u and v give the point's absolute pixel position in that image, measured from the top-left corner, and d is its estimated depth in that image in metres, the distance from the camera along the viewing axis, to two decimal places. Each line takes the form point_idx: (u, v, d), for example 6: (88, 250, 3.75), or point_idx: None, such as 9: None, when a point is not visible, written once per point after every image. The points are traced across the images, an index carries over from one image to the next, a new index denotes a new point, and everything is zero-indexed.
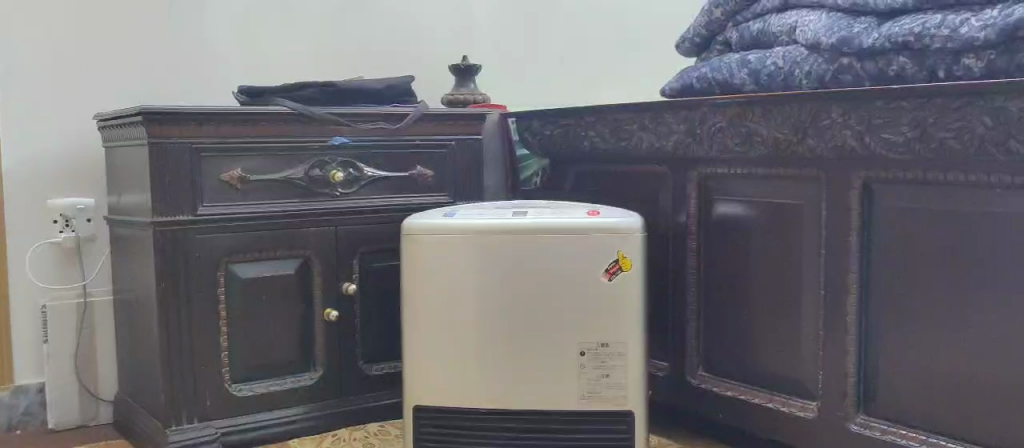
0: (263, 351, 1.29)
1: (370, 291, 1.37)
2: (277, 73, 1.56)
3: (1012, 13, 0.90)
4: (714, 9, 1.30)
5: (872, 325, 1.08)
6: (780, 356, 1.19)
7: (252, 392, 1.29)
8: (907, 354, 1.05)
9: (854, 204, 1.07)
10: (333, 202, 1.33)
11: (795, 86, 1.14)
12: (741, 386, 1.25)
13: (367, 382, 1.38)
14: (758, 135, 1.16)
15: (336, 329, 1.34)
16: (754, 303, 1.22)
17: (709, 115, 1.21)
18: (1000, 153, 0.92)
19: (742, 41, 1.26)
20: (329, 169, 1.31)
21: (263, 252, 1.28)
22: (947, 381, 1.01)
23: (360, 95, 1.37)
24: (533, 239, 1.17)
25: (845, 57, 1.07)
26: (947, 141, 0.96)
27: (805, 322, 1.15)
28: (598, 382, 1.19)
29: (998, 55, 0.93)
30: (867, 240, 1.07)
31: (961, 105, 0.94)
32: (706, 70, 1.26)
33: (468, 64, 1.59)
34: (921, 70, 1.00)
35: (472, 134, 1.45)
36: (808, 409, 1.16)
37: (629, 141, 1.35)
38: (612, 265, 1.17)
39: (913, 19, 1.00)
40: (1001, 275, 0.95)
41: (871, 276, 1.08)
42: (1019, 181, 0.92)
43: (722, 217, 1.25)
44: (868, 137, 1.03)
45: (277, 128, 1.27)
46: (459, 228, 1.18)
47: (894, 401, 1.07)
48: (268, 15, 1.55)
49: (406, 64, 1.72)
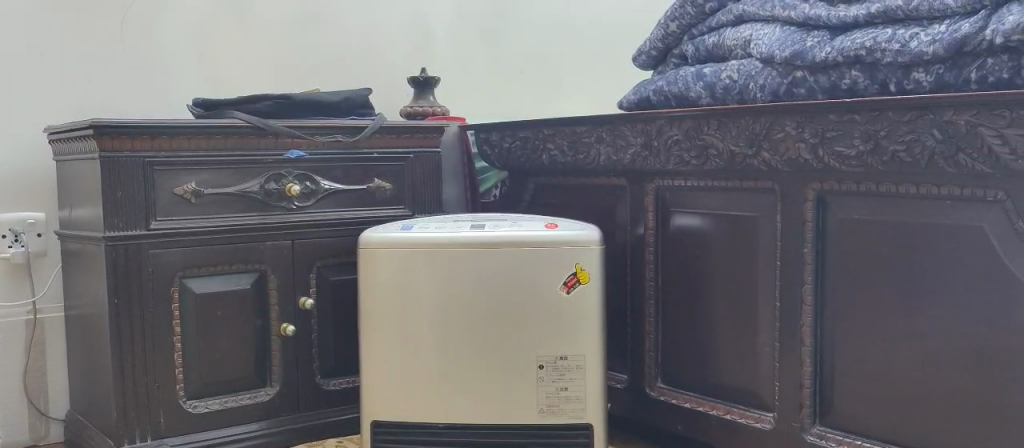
0: (218, 368, 1.27)
1: (327, 305, 1.36)
2: (231, 86, 1.55)
3: (959, 28, 0.92)
4: (668, 23, 1.31)
5: (827, 337, 1.09)
6: (737, 367, 1.19)
7: (207, 408, 1.27)
8: (859, 365, 1.06)
9: (807, 216, 1.08)
10: (289, 216, 1.31)
11: (750, 99, 1.15)
12: (699, 397, 1.25)
13: (324, 397, 1.37)
14: (713, 149, 1.16)
15: (292, 344, 1.33)
16: (710, 314, 1.22)
17: (665, 128, 1.21)
18: (949, 166, 0.94)
19: (697, 54, 1.27)
20: (284, 183, 1.30)
21: (218, 267, 1.26)
22: (897, 391, 1.02)
23: (316, 108, 1.36)
24: (490, 251, 1.16)
25: (798, 70, 1.08)
26: (898, 154, 0.97)
27: (760, 334, 1.16)
28: (556, 395, 1.18)
29: (946, 69, 0.95)
30: (821, 251, 1.08)
31: (911, 117, 0.95)
32: (661, 83, 1.27)
33: (427, 77, 1.59)
34: (872, 82, 1.01)
35: (429, 147, 1.45)
36: (765, 420, 1.17)
37: (586, 155, 1.35)
38: (570, 278, 1.17)
39: (864, 33, 1.01)
40: (949, 286, 0.96)
41: (825, 288, 1.08)
42: (968, 193, 0.94)
43: (678, 229, 1.25)
44: (822, 150, 1.04)
45: (231, 141, 1.25)
46: (418, 242, 1.17)
47: (848, 412, 1.08)
48: (222, 26, 1.53)
49: (361, 78, 1.71)
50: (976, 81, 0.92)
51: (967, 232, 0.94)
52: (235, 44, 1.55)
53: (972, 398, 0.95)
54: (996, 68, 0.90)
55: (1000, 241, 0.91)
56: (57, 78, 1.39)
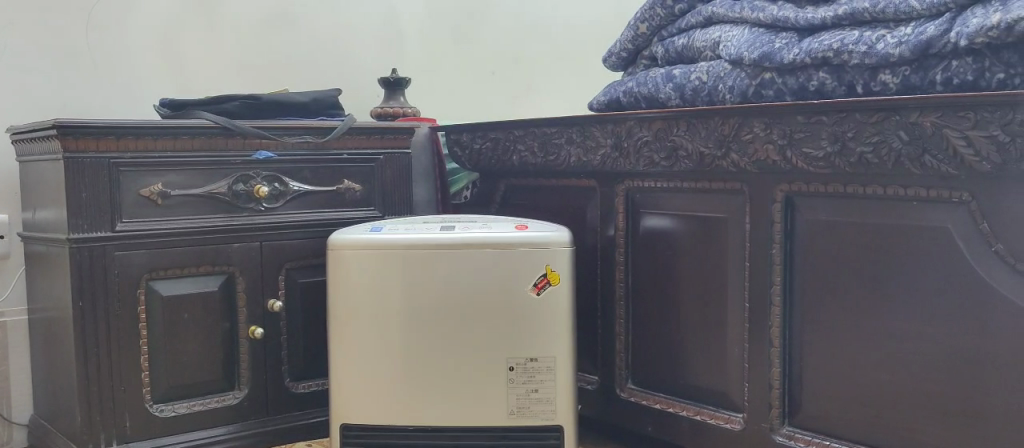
0: (184, 371, 1.26)
1: (296, 307, 1.35)
2: (199, 86, 1.53)
3: (925, 31, 0.93)
4: (638, 25, 1.31)
5: (795, 338, 1.09)
6: (707, 368, 1.20)
7: (175, 412, 1.25)
8: (827, 366, 1.06)
9: (776, 218, 1.09)
10: (257, 217, 1.30)
11: (719, 100, 1.15)
12: (668, 398, 1.26)
13: (293, 400, 1.36)
14: (682, 150, 1.16)
15: (261, 347, 1.32)
16: (680, 316, 1.22)
17: (635, 129, 1.22)
18: (915, 168, 0.94)
19: (666, 55, 1.27)
20: (252, 184, 1.29)
21: (185, 269, 1.25)
22: (865, 392, 1.03)
23: (285, 109, 1.35)
24: (461, 253, 1.16)
25: (767, 72, 1.09)
26: (865, 156, 0.98)
27: (729, 336, 1.16)
28: (526, 397, 1.18)
29: (912, 72, 0.95)
30: (790, 253, 1.09)
31: (878, 119, 0.95)
32: (631, 84, 1.28)
33: (397, 77, 1.58)
34: (840, 84, 1.02)
35: (400, 148, 1.44)
36: (735, 421, 1.17)
37: (556, 156, 1.35)
38: (541, 279, 1.17)
39: (832, 35, 1.01)
40: (915, 287, 0.96)
41: (793, 290, 1.09)
42: (934, 194, 0.94)
43: (648, 230, 1.26)
44: (789, 151, 1.05)
45: (199, 142, 1.24)
46: (388, 244, 1.16)
47: (816, 413, 1.08)
48: (189, 25, 1.52)
49: (331, 79, 1.70)
50: (941, 83, 0.93)
51: (932, 233, 0.95)
52: (204, 44, 1.54)
53: (938, 398, 0.96)
54: (961, 70, 0.91)
55: (966, 242, 0.92)
56: (22, 78, 1.37)
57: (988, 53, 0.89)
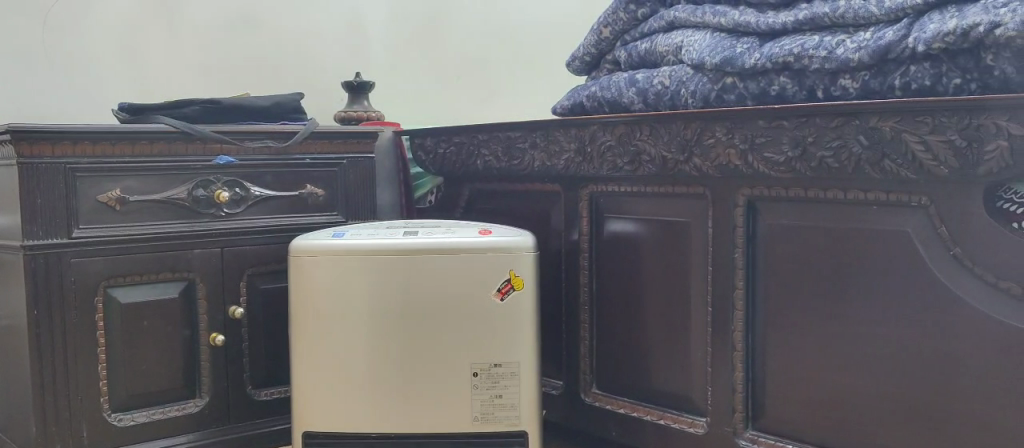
0: (143, 379, 1.24)
1: (257, 314, 1.34)
2: (160, 88, 1.54)
3: (883, 36, 0.93)
4: (602, 29, 1.31)
5: (758, 341, 1.09)
6: (671, 373, 1.20)
7: (133, 421, 1.23)
8: (789, 369, 1.06)
9: (738, 222, 1.09)
10: (218, 223, 1.29)
11: (681, 105, 1.15)
12: (633, 403, 1.26)
13: (256, 408, 1.35)
14: (645, 155, 1.16)
15: (222, 354, 1.31)
16: (644, 320, 1.22)
17: (599, 134, 1.22)
18: (875, 172, 0.95)
19: (629, 59, 1.27)
20: (213, 189, 1.27)
21: (144, 276, 1.23)
22: (827, 395, 1.03)
23: (245, 113, 1.33)
24: (424, 258, 1.15)
25: (728, 76, 1.09)
26: (826, 160, 0.98)
27: (693, 340, 1.16)
28: (491, 403, 1.18)
29: (871, 76, 0.96)
30: (752, 256, 1.09)
31: (838, 124, 0.96)
32: (595, 89, 1.28)
33: (361, 81, 1.57)
34: (801, 89, 1.02)
35: (363, 152, 1.43)
36: (699, 425, 1.17)
37: (520, 161, 1.34)
38: (505, 284, 1.16)
39: (792, 40, 1.02)
40: (875, 291, 0.97)
41: (755, 294, 1.09)
42: (893, 198, 0.95)
43: (612, 234, 1.25)
44: (751, 155, 1.05)
45: (157, 147, 1.22)
46: (350, 249, 1.15)
47: (779, 417, 1.09)
48: (149, 26, 1.52)
49: (291, 80, 1.72)
50: (900, 88, 0.94)
51: (891, 236, 0.95)
52: (163, 46, 1.54)
53: (898, 401, 0.96)
54: (919, 75, 0.92)
55: (924, 246, 0.93)
56: None
57: (945, 58, 0.90)
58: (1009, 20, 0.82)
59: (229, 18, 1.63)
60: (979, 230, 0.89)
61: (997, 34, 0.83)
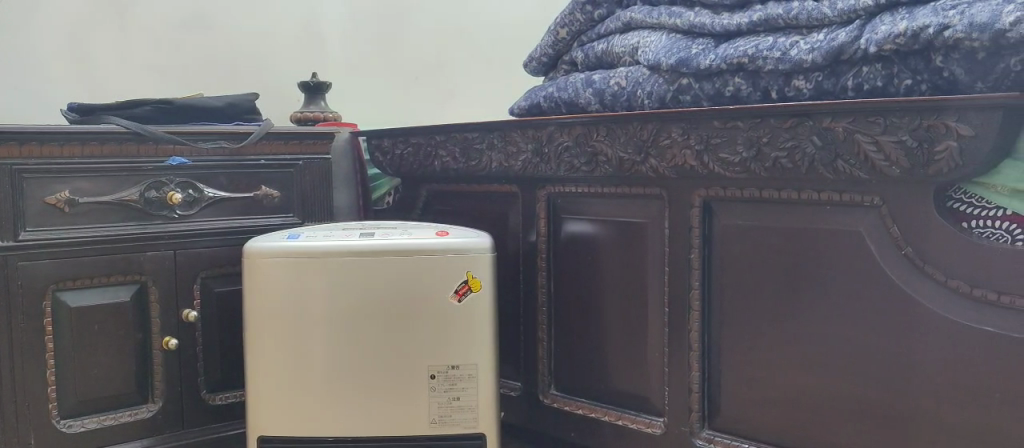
0: (94, 385, 1.21)
1: (211, 317, 1.32)
2: (112, 87, 1.55)
3: (836, 37, 0.94)
4: (558, 30, 1.31)
5: (714, 341, 1.10)
6: (628, 374, 1.20)
7: (84, 427, 1.21)
8: (745, 369, 1.07)
9: (693, 223, 1.09)
10: (170, 225, 1.27)
11: (638, 106, 1.15)
12: (591, 404, 1.26)
13: (211, 412, 1.33)
14: (602, 155, 1.17)
15: (175, 358, 1.29)
16: (602, 322, 1.22)
17: (555, 135, 1.21)
18: (828, 172, 0.95)
19: (586, 60, 1.27)
20: (166, 190, 1.25)
21: (94, 279, 1.21)
22: (781, 395, 1.03)
23: (198, 113, 1.32)
24: (381, 260, 1.14)
25: (683, 77, 1.09)
26: (780, 161, 0.99)
27: (650, 341, 1.16)
28: (448, 406, 1.17)
29: (825, 77, 0.96)
30: (707, 257, 1.09)
31: (791, 125, 0.97)
32: (552, 89, 1.28)
33: (317, 82, 1.56)
34: (755, 90, 1.03)
35: (319, 154, 1.42)
36: (655, 426, 1.17)
37: (477, 162, 1.34)
38: (462, 286, 1.16)
39: (746, 41, 1.02)
40: (829, 290, 0.97)
41: (711, 295, 1.09)
42: (846, 199, 0.95)
43: (570, 235, 1.25)
44: (706, 156, 1.05)
45: (108, 148, 1.20)
46: (306, 250, 1.14)
47: (735, 416, 1.09)
48: (100, 26, 1.53)
49: (247, 81, 1.72)
50: (853, 89, 0.94)
51: (844, 236, 0.96)
52: (115, 46, 1.55)
53: (851, 401, 0.97)
54: (871, 77, 0.93)
55: (876, 247, 0.94)
56: None
57: (896, 60, 0.91)
58: (957, 21, 0.83)
59: (182, 18, 1.63)
60: (928, 231, 0.89)
61: (946, 36, 0.84)
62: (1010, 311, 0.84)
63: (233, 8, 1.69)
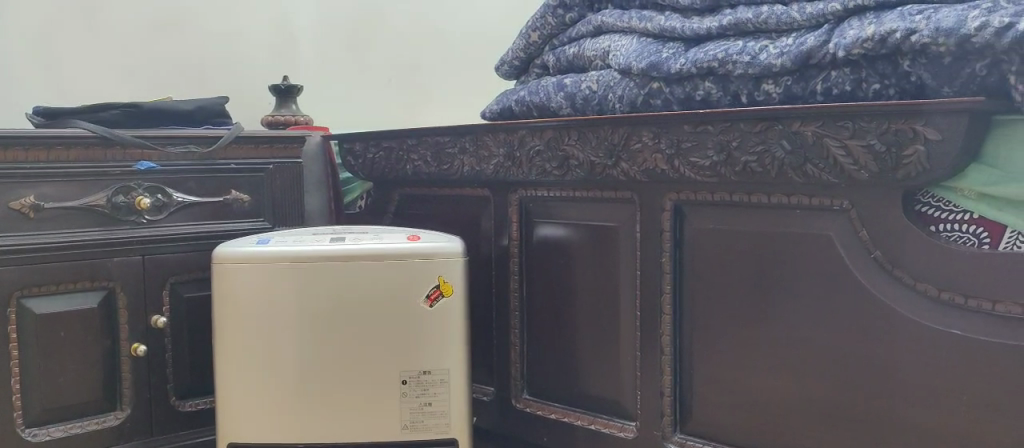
0: (61, 392, 1.19)
1: (180, 324, 1.31)
2: (79, 91, 1.54)
3: (805, 41, 0.94)
4: (530, 33, 1.31)
5: (685, 345, 1.10)
6: (601, 378, 1.20)
7: (50, 436, 1.19)
8: (716, 373, 1.07)
9: (665, 226, 1.09)
10: (138, 230, 1.25)
11: (609, 110, 1.15)
12: (564, 408, 1.25)
13: (180, 419, 1.32)
14: (574, 159, 1.16)
15: (144, 365, 1.27)
16: (574, 326, 1.22)
17: (527, 139, 1.21)
18: (798, 176, 0.96)
19: (558, 64, 1.27)
20: (134, 195, 1.24)
21: (60, 286, 1.19)
22: (752, 398, 1.04)
23: (166, 117, 1.30)
24: (352, 265, 1.13)
25: (654, 81, 1.09)
26: (749, 165, 0.99)
27: (622, 345, 1.16)
28: (420, 411, 1.16)
29: (794, 81, 0.97)
30: (678, 260, 1.09)
31: (761, 128, 0.97)
32: (523, 93, 1.27)
33: (287, 85, 1.55)
34: (725, 94, 1.03)
35: (289, 157, 1.41)
36: (628, 430, 1.17)
37: (449, 166, 1.33)
38: (433, 291, 1.16)
39: (716, 45, 1.02)
40: (800, 294, 0.98)
41: (682, 298, 1.09)
42: (815, 203, 0.96)
43: (542, 239, 1.25)
44: (677, 160, 1.05)
45: (74, 153, 1.18)
46: (276, 255, 1.13)
47: (706, 420, 1.09)
48: (67, 29, 1.52)
49: (218, 85, 1.71)
50: (822, 93, 0.95)
51: (813, 240, 0.96)
52: (82, 48, 1.54)
53: (822, 404, 0.97)
54: (840, 81, 0.93)
55: (845, 250, 0.94)
56: None
57: (864, 64, 0.91)
58: (924, 26, 0.83)
59: (150, 21, 1.61)
60: (897, 234, 0.90)
61: (913, 41, 0.84)
62: (977, 314, 0.85)
63: (203, 11, 1.68)
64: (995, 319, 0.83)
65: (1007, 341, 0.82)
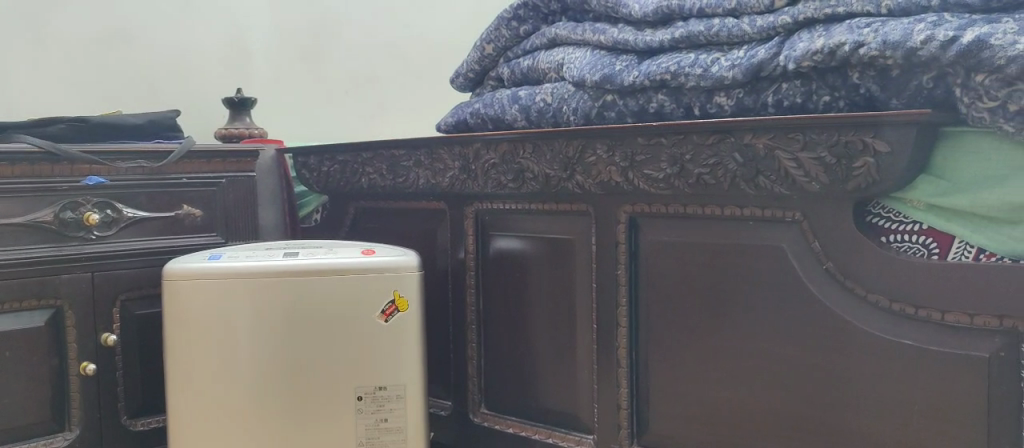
0: (7, 413, 1.16)
1: (132, 341, 1.29)
2: (26, 104, 1.52)
3: (756, 54, 0.94)
4: (484, 45, 1.30)
5: (641, 357, 1.10)
6: (559, 391, 1.19)
7: None
8: (672, 385, 1.07)
9: (620, 239, 1.09)
10: (87, 246, 1.23)
11: (564, 122, 1.15)
12: (521, 422, 1.25)
13: (131, 438, 1.29)
14: (529, 172, 1.16)
15: (93, 384, 1.25)
16: (532, 339, 1.22)
17: (482, 152, 1.21)
18: (749, 188, 0.96)
19: (512, 76, 1.27)
20: (82, 211, 1.22)
21: (6, 305, 1.16)
22: (708, 410, 1.04)
23: (116, 132, 1.28)
24: (308, 280, 1.11)
25: (608, 94, 1.09)
26: (702, 176, 0.99)
27: (579, 358, 1.16)
28: (376, 427, 1.15)
29: (745, 93, 0.97)
30: (634, 273, 1.09)
31: (714, 141, 0.97)
32: (478, 106, 1.27)
33: (242, 98, 1.54)
34: (677, 106, 1.03)
35: (243, 171, 1.40)
36: (586, 443, 1.17)
37: (404, 179, 1.33)
38: (388, 306, 1.15)
39: (669, 58, 1.02)
40: (755, 306, 0.98)
41: (638, 311, 1.09)
42: (768, 214, 0.96)
43: (499, 252, 1.24)
44: (631, 173, 1.05)
45: (20, 168, 1.15)
46: (228, 271, 1.10)
47: (662, 433, 1.09)
48: (13, 40, 1.50)
49: (171, 97, 1.70)
50: (773, 105, 0.95)
51: (767, 252, 0.96)
52: (29, 61, 1.52)
53: (778, 416, 0.97)
54: (791, 93, 0.93)
55: (798, 261, 0.94)
56: None
57: (814, 76, 0.91)
58: (871, 39, 0.83)
59: (99, 33, 1.60)
60: (847, 245, 0.90)
61: (861, 53, 0.84)
62: (927, 324, 0.86)
63: (153, 23, 1.67)
64: (945, 328, 0.84)
65: (956, 350, 0.83)
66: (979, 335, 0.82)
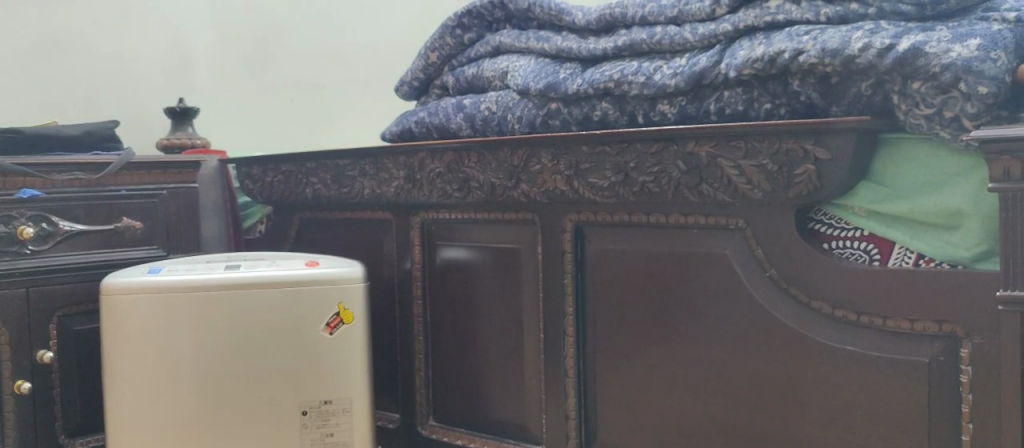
0: None
1: (70, 358, 1.26)
2: None
3: (698, 62, 0.94)
4: (428, 54, 1.29)
5: (588, 367, 1.09)
6: (507, 401, 1.18)
7: None
8: (619, 393, 1.06)
9: (565, 248, 1.08)
10: (21, 261, 1.20)
11: (509, 131, 1.14)
12: (470, 434, 1.24)
13: None
14: (474, 181, 1.15)
15: (29, 404, 1.21)
16: (479, 349, 1.21)
17: (427, 161, 1.20)
18: (693, 196, 0.96)
19: (457, 84, 1.26)
20: (16, 225, 1.18)
21: None
22: (655, 418, 1.03)
23: (51, 143, 1.25)
24: (250, 294, 1.09)
25: (553, 102, 1.09)
26: (646, 184, 0.99)
27: (526, 369, 1.15)
28: (321, 441, 1.13)
29: (688, 101, 0.97)
30: (581, 282, 1.08)
31: (657, 149, 0.97)
32: (423, 114, 1.26)
33: (183, 108, 1.51)
34: (621, 114, 1.03)
35: (185, 182, 1.37)
36: None
37: (349, 189, 1.31)
38: (332, 319, 1.13)
39: (612, 66, 1.02)
40: (700, 313, 0.98)
41: (584, 320, 1.09)
42: (711, 222, 0.96)
43: (445, 262, 1.23)
44: (576, 181, 1.05)
45: None
46: (167, 285, 1.08)
47: (610, 442, 1.08)
48: None
49: (109, 108, 1.69)
50: (715, 113, 0.95)
51: (711, 260, 0.96)
52: None
53: (724, 422, 0.97)
54: (732, 101, 0.93)
55: (741, 269, 0.94)
56: None
57: (755, 84, 0.92)
58: (811, 47, 0.83)
59: (35, 41, 1.60)
60: (789, 252, 0.90)
61: (801, 61, 0.84)
62: (868, 330, 0.86)
63: (91, 30, 1.66)
64: (885, 334, 0.85)
65: (897, 356, 0.84)
66: (917, 340, 0.83)
